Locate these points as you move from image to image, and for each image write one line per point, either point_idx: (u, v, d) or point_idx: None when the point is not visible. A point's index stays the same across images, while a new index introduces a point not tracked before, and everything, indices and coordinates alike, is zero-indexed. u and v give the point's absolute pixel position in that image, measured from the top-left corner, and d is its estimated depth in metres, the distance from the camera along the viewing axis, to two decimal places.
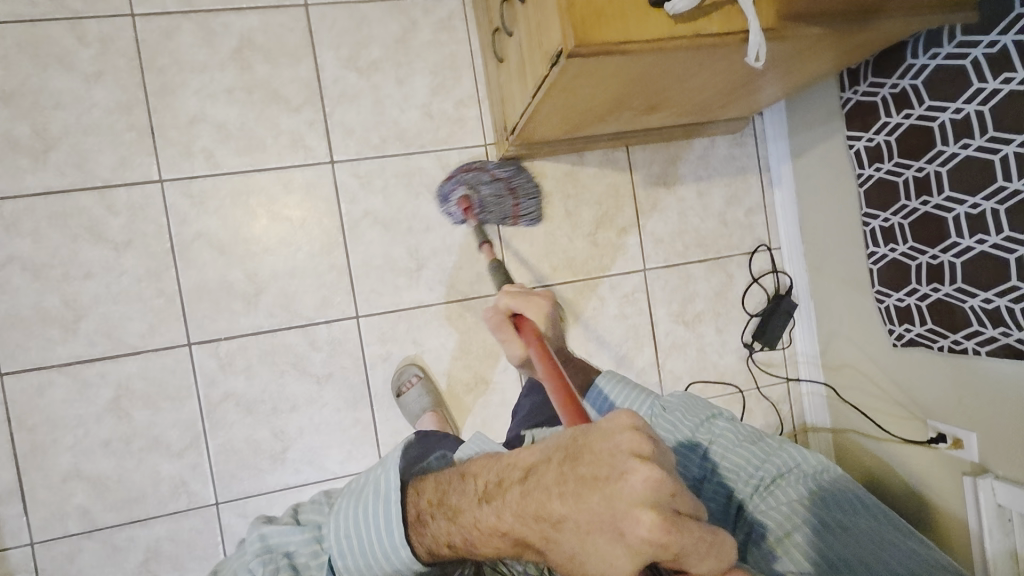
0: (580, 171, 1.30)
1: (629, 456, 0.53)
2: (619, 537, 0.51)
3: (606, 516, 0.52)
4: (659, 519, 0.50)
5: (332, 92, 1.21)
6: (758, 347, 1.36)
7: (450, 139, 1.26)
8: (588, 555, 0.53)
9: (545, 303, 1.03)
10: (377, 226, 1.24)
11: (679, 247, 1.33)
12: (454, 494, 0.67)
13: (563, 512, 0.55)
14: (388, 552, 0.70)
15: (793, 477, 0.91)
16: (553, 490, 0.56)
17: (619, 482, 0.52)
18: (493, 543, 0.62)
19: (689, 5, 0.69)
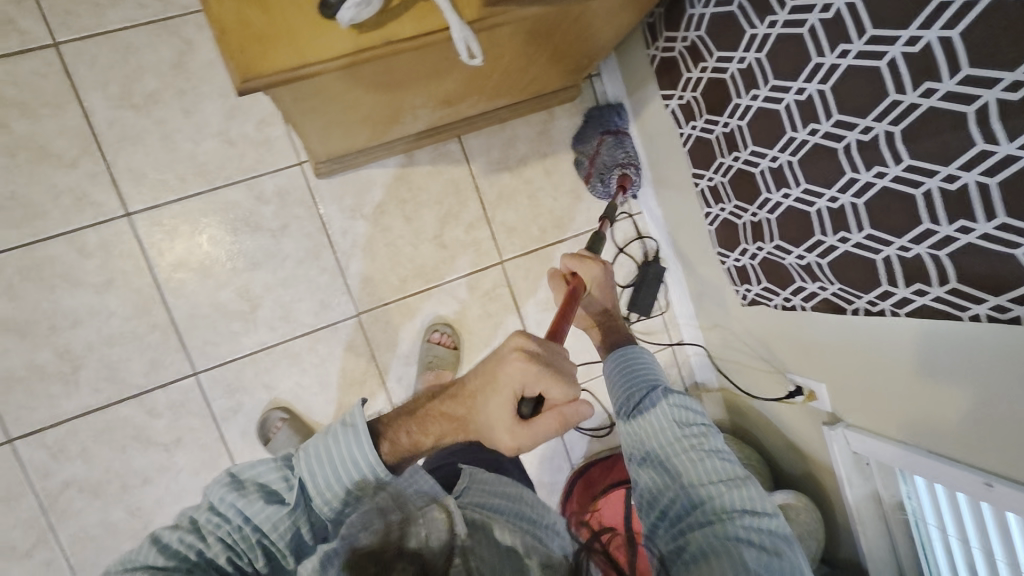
0: (412, 170, 1.22)
1: (513, 347, 0.61)
2: (506, 391, 0.59)
3: (491, 369, 0.62)
4: (523, 353, 0.60)
5: (110, 137, 1.08)
6: (635, 317, 1.35)
7: (259, 163, 1.15)
8: (488, 412, 0.61)
9: (598, 269, 0.92)
10: (197, 272, 1.13)
11: (535, 232, 1.30)
12: (411, 400, 0.70)
13: (477, 382, 0.63)
14: (361, 463, 0.63)
15: (750, 521, 0.63)
16: (472, 369, 0.65)
17: (509, 349, 0.61)
18: (435, 432, 0.64)
19: (361, 12, 0.56)
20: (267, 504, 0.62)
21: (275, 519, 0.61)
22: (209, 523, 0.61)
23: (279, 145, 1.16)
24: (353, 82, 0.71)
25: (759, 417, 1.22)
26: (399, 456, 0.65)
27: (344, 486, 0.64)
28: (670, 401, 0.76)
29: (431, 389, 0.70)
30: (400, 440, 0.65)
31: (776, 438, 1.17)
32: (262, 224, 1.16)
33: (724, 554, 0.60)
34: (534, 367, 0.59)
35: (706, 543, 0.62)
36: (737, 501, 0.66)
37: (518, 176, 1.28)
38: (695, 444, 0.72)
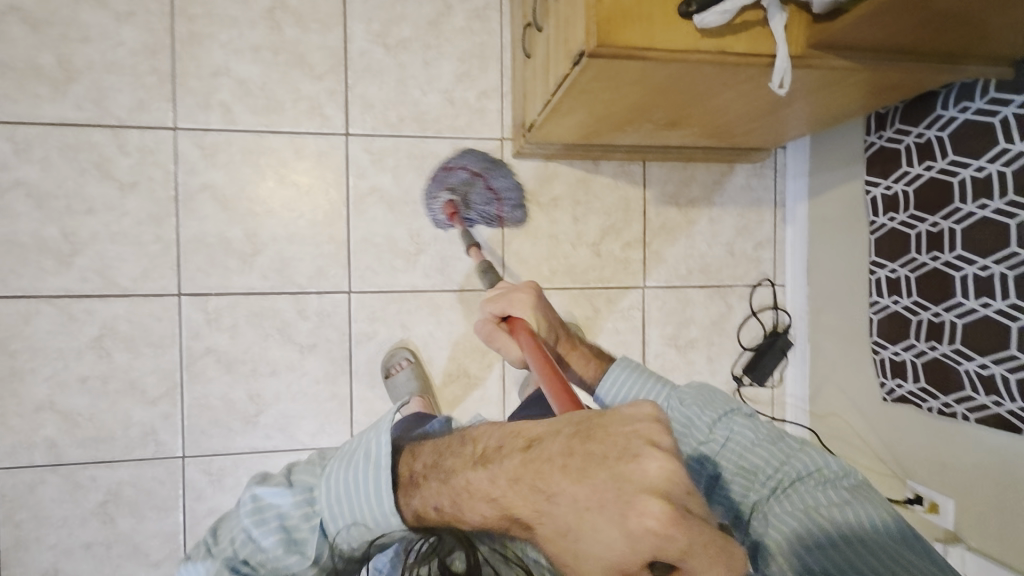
0: (594, 178, 1.29)
1: (642, 445, 0.50)
2: (625, 537, 0.47)
3: (608, 494, 0.49)
4: (669, 509, 0.46)
5: (357, 65, 1.20)
6: (747, 381, 1.37)
7: (467, 128, 1.24)
8: (587, 546, 0.50)
9: (528, 299, 0.99)
10: (383, 204, 1.22)
11: (682, 270, 1.34)
12: (448, 456, 0.63)
13: (569, 495, 0.51)
14: (380, 518, 0.64)
15: (813, 485, 0.73)
16: (565, 467, 0.52)
17: (636, 455, 0.50)
18: (479, 511, 0.58)
19: (719, 19, 0.66)
20: (286, 547, 0.64)
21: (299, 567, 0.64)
22: (242, 546, 0.65)
23: (490, 118, 1.25)
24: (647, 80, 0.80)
25: None
26: (428, 515, 0.62)
27: (365, 535, 0.65)
28: (696, 415, 0.83)
29: (486, 442, 0.61)
30: (428, 511, 0.62)
31: None
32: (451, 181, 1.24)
33: (801, 519, 0.70)
34: (678, 536, 0.46)
35: (783, 513, 0.72)
36: (800, 471, 0.75)
37: (683, 214, 1.34)
38: (734, 438, 0.80)
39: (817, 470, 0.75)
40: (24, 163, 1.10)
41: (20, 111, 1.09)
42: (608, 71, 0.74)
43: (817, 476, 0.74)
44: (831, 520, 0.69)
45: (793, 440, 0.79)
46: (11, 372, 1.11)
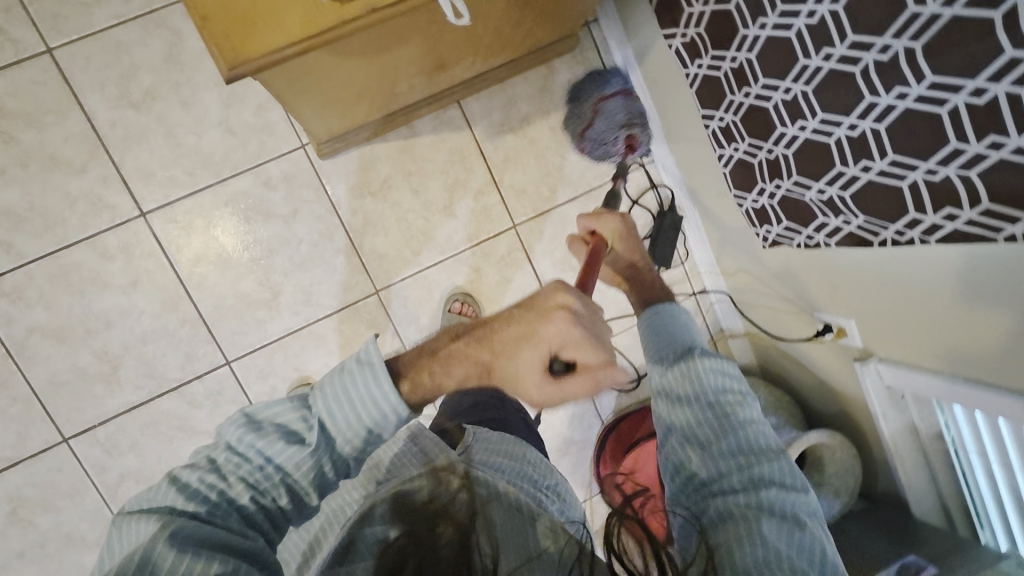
0: (415, 142, 1.20)
1: (559, 304, 0.68)
2: (543, 345, 0.66)
3: (539, 323, 0.67)
4: (570, 317, 0.67)
5: (115, 139, 1.09)
6: (654, 269, 1.33)
7: (262, 151, 1.14)
8: (522, 364, 0.66)
9: (617, 221, 0.97)
10: (216, 265, 1.14)
11: (546, 191, 1.27)
12: (427, 342, 0.67)
13: (512, 335, 0.66)
14: (379, 406, 0.60)
15: (782, 491, 0.62)
16: (505, 323, 0.67)
17: (557, 305, 0.67)
18: (458, 376, 0.63)
19: None
20: (286, 444, 0.60)
21: (298, 460, 0.60)
22: (230, 464, 0.59)
23: (280, 129, 1.14)
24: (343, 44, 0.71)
25: (787, 360, 1.21)
26: (420, 394, 0.63)
27: (362, 427, 0.61)
28: (711, 368, 0.72)
29: (457, 328, 0.68)
30: (422, 381, 0.63)
31: (807, 378, 1.16)
32: (273, 211, 1.16)
33: (754, 521, 0.59)
34: (575, 331, 0.67)
35: (736, 512, 0.61)
36: (770, 473, 0.63)
37: (523, 137, 1.25)
38: (733, 416, 0.68)
39: (793, 483, 0.63)
40: None
41: None
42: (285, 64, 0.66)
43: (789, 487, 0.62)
44: (782, 538, 0.58)
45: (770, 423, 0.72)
46: None
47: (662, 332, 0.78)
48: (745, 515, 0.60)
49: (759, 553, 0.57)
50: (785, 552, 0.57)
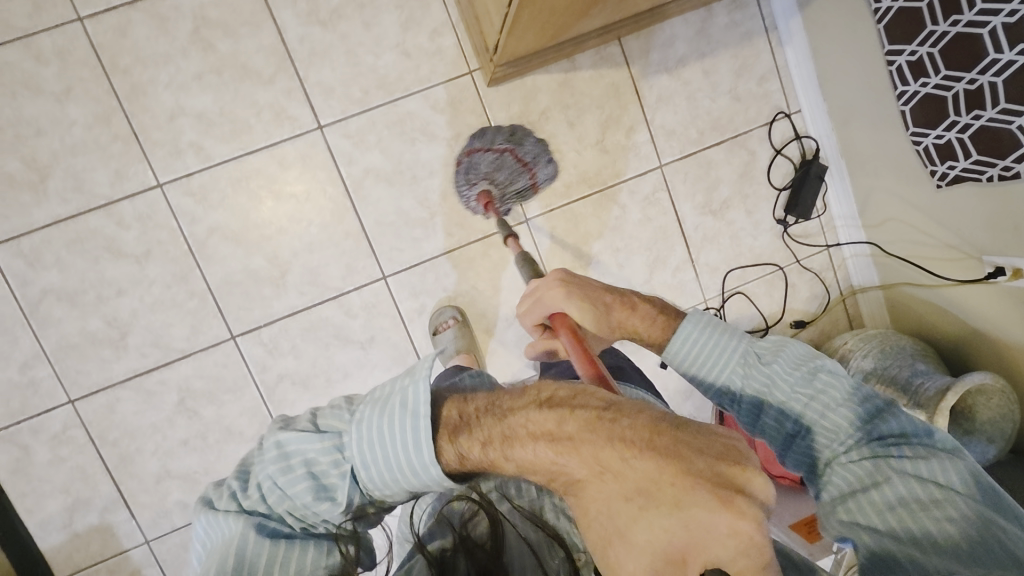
0: (575, 77, 1.23)
1: (739, 488, 0.47)
2: (681, 529, 0.46)
3: (673, 487, 0.46)
4: (734, 518, 0.45)
5: (301, 54, 1.14)
6: (792, 220, 1.34)
7: (432, 74, 1.19)
8: (636, 533, 0.46)
9: (559, 292, 0.82)
10: (381, 181, 1.19)
11: (694, 134, 1.29)
12: (505, 397, 0.59)
13: (637, 482, 0.47)
14: (417, 469, 0.59)
15: (907, 443, 0.68)
16: (637, 444, 0.48)
17: (737, 495, 0.46)
18: (527, 456, 0.54)
19: None
20: (316, 490, 0.60)
21: (330, 511, 0.61)
22: (272, 494, 0.61)
23: (450, 54, 1.18)
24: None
25: (933, 311, 1.21)
26: (469, 463, 0.58)
27: (400, 483, 0.60)
28: (787, 369, 0.74)
29: (557, 390, 0.57)
30: (471, 453, 0.58)
31: (956, 327, 1.17)
32: (437, 134, 1.20)
33: (892, 481, 0.67)
34: (747, 538, 0.46)
35: (875, 484, 0.68)
36: (888, 428, 0.69)
37: (675, 79, 1.27)
38: (833, 397, 0.71)
39: (908, 427, 0.69)
40: (43, 270, 1.11)
41: (17, 223, 1.10)
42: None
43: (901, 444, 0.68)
44: (924, 488, 0.66)
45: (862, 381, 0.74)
46: (121, 457, 1.17)
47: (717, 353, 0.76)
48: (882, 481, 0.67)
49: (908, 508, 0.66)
50: (927, 495, 0.66)
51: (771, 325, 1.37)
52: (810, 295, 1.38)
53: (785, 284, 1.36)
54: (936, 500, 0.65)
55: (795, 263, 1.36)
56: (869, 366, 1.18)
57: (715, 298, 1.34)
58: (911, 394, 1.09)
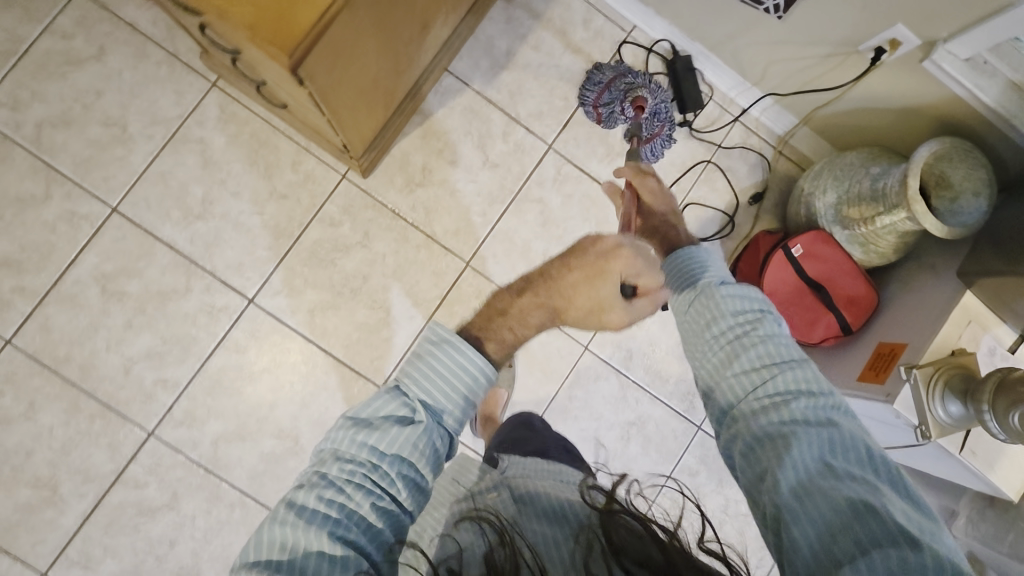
0: (431, 124, 1.27)
1: (612, 244, 0.76)
2: (609, 276, 0.75)
3: (591, 263, 0.75)
4: (625, 253, 0.76)
5: (199, 251, 1.19)
6: (692, 117, 1.35)
7: (313, 198, 1.23)
8: (592, 294, 0.74)
9: (652, 180, 0.97)
10: (329, 310, 1.22)
11: (560, 102, 1.32)
12: (496, 300, 0.73)
13: (577, 276, 0.74)
14: (469, 374, 0.65)
15: (809, 399, 0.60)
16: (570, 265, 0.75)
17: (614, 245, 0.76)
18: (536, 317, 0.72)
19: None
20: (399, 429, 0.61)
21: (414, 440, 0.61)
22: (330, 484, 0.57)
23: (318, 172, 1.23)
24: (354, 36, 0.79)
25: (856, 115, 1.21)
26: (506, 348, 0.70)
27: (459, 397, 0.65)
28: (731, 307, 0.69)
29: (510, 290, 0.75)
30: (507, 336, 0.70)
31: (884, 117, 1.17)
32: (350, 242, 1.24)
33: (786, 441, 0.56)
34: (635, 260, 0.76)
35: (769, 431, 0.58)
36: (796, 387, 0.61)
37: (515, 69, 1.30)
38: (755, 337, 0.65)
39: (824, 392, 0.61)
40: (98, 565, 1.13)
41: (54, 540, 1.12)
42: (323, 69, 0.78)
43: (806, 403, 0.59)
44: (823, 447, 0.56)
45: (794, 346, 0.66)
46: None
47: (692, 266, 0.77)
48: (778, 435, 0.57)
49: (802, 469, 0.55)
50: (827, 458, 0.56)
51: (733, 214, 1.36)
52: (750, 167, 1.37)
53: (722, 171, 1.36)
54: (831, 475, 0.54)
55: (718, 150, 1.36)
56: (833, 198, 1.17)
57: None
58: (883, 200, 1.07)
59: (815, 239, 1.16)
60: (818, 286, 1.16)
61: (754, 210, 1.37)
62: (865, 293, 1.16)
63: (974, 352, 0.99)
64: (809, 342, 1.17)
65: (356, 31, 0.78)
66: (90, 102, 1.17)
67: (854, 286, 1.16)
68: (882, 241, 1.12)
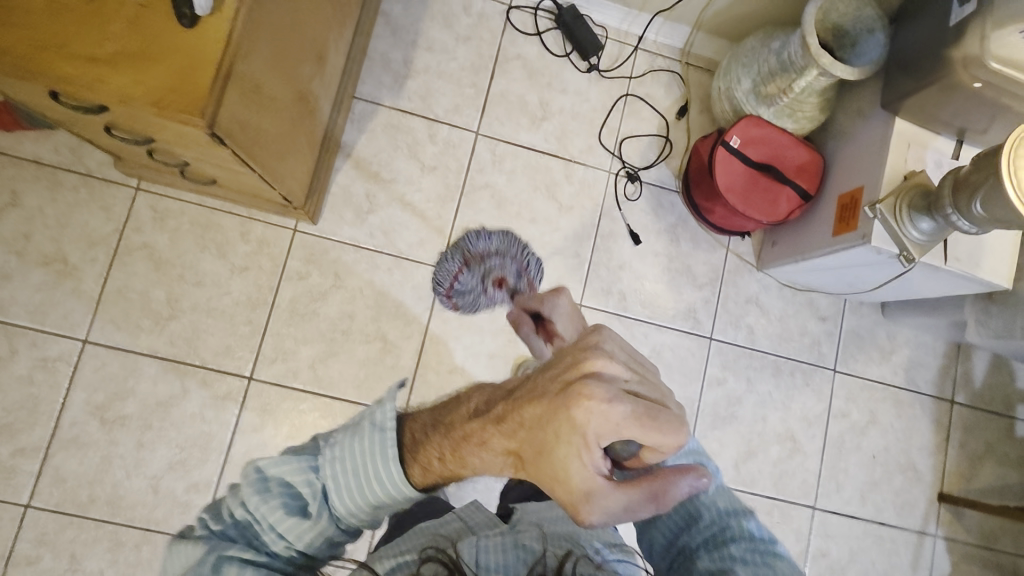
0: (358, 152, 1.28)
1: (583, 380, 0.57)
2: (579, 429, 0.56)
3: (554, 408, 0.56)
4: (597, 402, 0.55)
5: (182, 349, 1.18)
6: (596, 60, 1.39)
7: (274, 260, 1.23)
8: (557, 449, 0.56)
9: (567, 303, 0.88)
10: (327, 359, 1.22)
11: (471, 89, 1.34)
12: (444, 415, 0.65)
13: (540, 412, 0.57)
14: (383, 479, 0.62)
15: (751, 546, 0.64)
16: (536, 397, 0.58)
17: (588, 379, 0.57)
18: (479, 458, 0.60)
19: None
20: (291, 508, 0.63)
21: (300, 529, 0.63)
22: (241, 518, 0.63)
23: (270, 235, 1.23)
24: (257, 88, 0.80)
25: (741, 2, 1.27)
26: (432, 477, 0.63)
27: (365, 498, 0.63)
28: None
29: (478, 400, 0.64)
30: (433, 465, 0.62)
31: None
32: (324, 289, 1.24)
33: None
34: (611, 410, 0.55)
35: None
36: (743, 550, 0.64)
37: (417, 74, 1.33)
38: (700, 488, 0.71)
39: (768, 542, 0.66)
40: None
41: None
42: (239, 126, 0.78)
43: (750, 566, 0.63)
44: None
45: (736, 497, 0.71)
46: None
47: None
48: None
49: None
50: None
51: (667, 133, 1.40)
52: (665, 87, 1.42)
53: (642, 99, 1.40)
54: None
55: (631, 81, 1.41)
56: (749, 83, 1.22)
57: (614, 160, 1.38)
58: (791, 68, 1.12)
59: (747, 124, 1.21)
60: (765, 167, 1.21)
61: (685, 123, 1.41)
62: (810, 158, 1.22)
63: (924, 169, 1.04)
64: (778, 220, 1.21)
65: (259, 80, 0.79)
66: (25, 248, 1.16)
67: (797, 155, 1.21)
68: (806, 104, 1.18)
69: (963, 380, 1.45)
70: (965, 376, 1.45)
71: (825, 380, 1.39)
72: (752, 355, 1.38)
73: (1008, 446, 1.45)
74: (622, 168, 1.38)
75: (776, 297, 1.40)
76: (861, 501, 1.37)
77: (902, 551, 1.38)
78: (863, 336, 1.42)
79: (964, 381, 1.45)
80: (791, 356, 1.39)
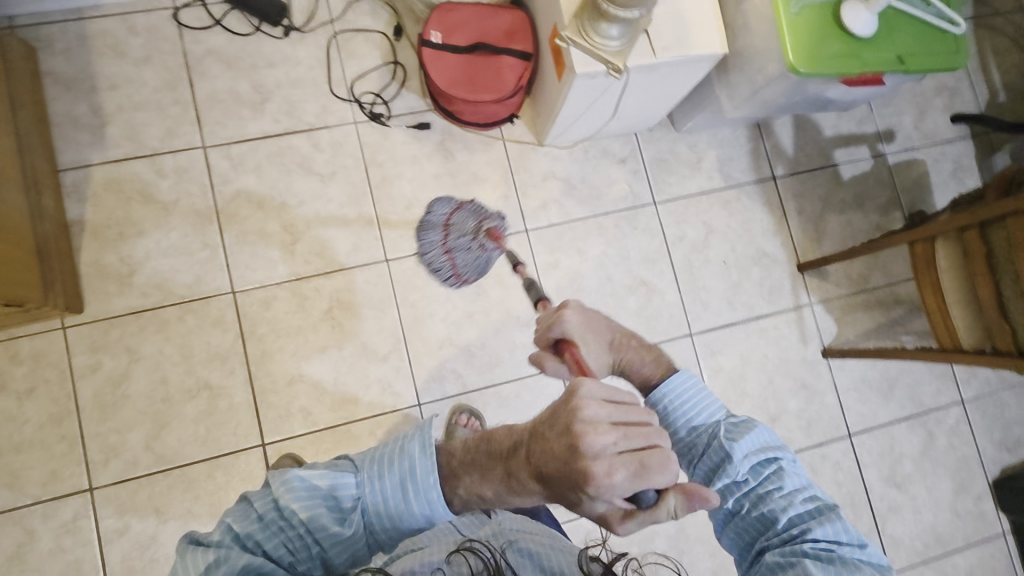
0: (91, 222, 1.20)
1: (595, 446, 0.54)
2: (593, 489, 0.54)
3: (574, 469, 0.54)
4: (609, 468, 0.53)
5: (8, 496, 1.11)
6: (288, 20, 1.30)
7: (58, 366, 1.15)
8: (578, 499, 0.55)
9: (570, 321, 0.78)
10: (161, 432, 1.16)
11: (176, 107, 1.25)
12: (474, 450, 0.61)
13: (559, 470, 0.55)
14: (423, 503, 0.61)
15: (830, 548, 0.63)
16: (550, 457, 0.55)
17: (597, 450, 0.54)
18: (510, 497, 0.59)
19: None
20: (331, 520, 0.60)
21: (339, 535, 0.60)
22: (273, 523, 0.60)
23: (41, 344, 1.15)
24: None
25: None
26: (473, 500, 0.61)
27: (409, 515, 0.61)
28: (743, 457, 0.69)
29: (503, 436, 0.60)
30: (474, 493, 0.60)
31: None
32: (124, 368, 1.17)
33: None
34: (624, 473, 0.54)
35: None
36: (819, 546, 0.63)
37: (113, 118, 1.23)
38: (770, 493, 0.67)
39: (846, 543, 0.64)
40: None
41: None
42: None
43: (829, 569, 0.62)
44: None
45: (818, 502, 0.67)
46: None
47: (684, 408, 0.74)
48: None
49: None
50: None
51: (394, 58, 1.33)
52: (370, 13, 1.34)
53: (354, 35, 1.33)
54: None
55: (334, 23, 1.32)
56: None
57: (354, 108, 1.31)
58: None
59: (440, 15, 1.16)
60: (475, 48, 1.16)
61: (407, 41, 1.34)
62: (515, 19, 1.17)
63: None
64: (512, 90, 1.17)
65: None
66: None
67: (502, 22, 1.17)
68: None
69: (776, 153, 1.47)
70: (776, 149, 1.47)
71: (651, 216, 1.39)
72: (573, 226, 1.36)
73: (841, 192, 1.48)
74: (364, 112, 1.31)
75: (572, 161, 1.38)
76: (731, 308, 1.39)
77: (787, 331, 1.41)
78: (667, 159, 1.42)
79: (777, 154, 1.47)
80: (610, 210, 1.38)
